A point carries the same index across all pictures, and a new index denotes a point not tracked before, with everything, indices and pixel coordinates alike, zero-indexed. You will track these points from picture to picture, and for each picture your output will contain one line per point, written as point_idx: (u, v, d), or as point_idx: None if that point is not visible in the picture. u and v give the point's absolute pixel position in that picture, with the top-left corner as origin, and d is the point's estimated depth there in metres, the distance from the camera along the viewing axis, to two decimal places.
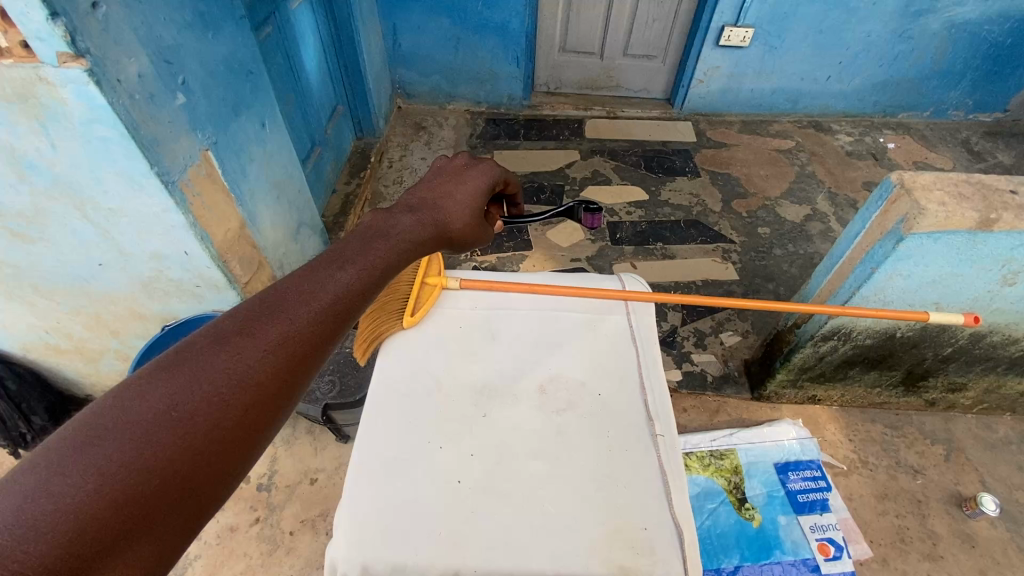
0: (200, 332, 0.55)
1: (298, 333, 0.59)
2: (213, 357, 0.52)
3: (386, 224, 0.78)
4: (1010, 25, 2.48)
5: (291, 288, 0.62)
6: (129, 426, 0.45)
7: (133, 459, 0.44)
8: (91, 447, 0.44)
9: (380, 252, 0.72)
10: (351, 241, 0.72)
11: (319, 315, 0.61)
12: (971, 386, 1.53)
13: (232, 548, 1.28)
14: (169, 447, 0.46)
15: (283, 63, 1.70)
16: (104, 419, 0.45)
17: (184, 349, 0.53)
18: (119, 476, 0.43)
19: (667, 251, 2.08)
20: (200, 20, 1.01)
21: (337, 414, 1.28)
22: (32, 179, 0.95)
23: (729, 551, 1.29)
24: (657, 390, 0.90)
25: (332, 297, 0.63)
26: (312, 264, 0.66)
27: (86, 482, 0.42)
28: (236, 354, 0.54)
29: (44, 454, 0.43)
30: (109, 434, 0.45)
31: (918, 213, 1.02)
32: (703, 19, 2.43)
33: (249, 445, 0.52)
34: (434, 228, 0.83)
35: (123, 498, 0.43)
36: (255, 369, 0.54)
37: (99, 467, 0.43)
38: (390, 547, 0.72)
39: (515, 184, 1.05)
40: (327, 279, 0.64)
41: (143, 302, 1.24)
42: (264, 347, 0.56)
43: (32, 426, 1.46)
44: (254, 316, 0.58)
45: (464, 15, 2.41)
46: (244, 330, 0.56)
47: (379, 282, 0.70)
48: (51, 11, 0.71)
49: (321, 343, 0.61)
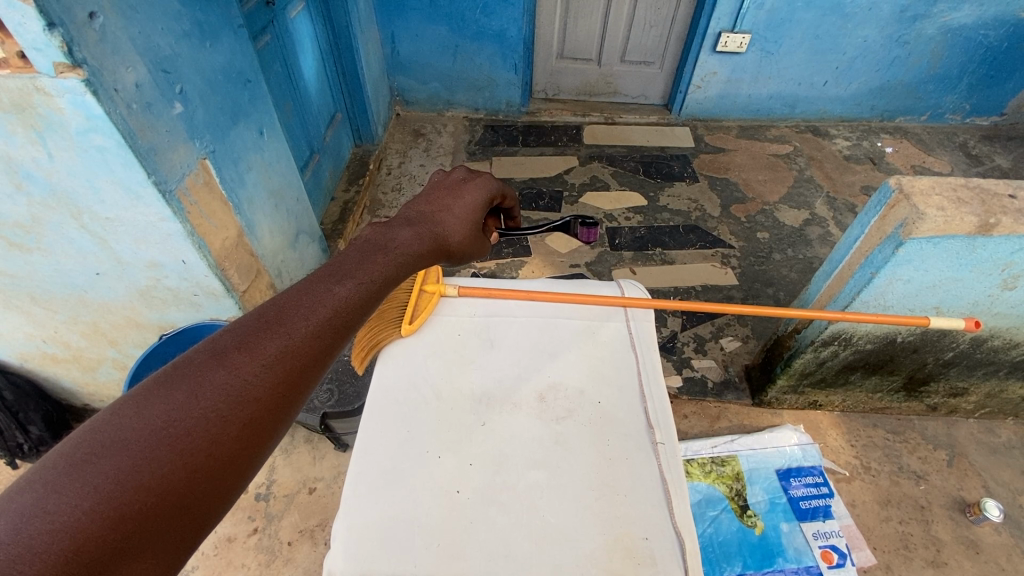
0: (198, 348, 0.54)
1: (296, 348, 0.58)
2: (212, 372, 0.52)
3: (385, 237, 0.77)
4: (1005, 30, 2.49)
5: (290, 303, 0.61)
6: (126, 443, 0.45)
7: (130, 477, 0.44)
8: (87, 465, 0.43)
9: (378, 265, 0.72)
10: (349, 255, 0.72)
11: (318, 329, 0.60)
12: (973, 390, 1.53)
13: (229, 558, 1.27)
14: (166, 464, 0.46)
15: (282, 71, 1.71)
16: (101, 436, 0.45)
17: (181, 365, 0.52)
18: (117, 495, 0.42)
19: (667, 256, 2.08)
20: (199, 30, 1.01)
21: (335, 423, 1.27)
22: (29, 189, 0.94)
23: (731, 558, 1.28)
24: (657, 397, 0.89)
25: (330, 312, 0.62)
26: (311, 278, 0.66)
27: (83, 501, 0.41)
28: (234, 370, 0.53)
29: (41, 472, 0.42)
30: (105, 452, 0.44)
31: (917, 218, 1.03)
32: (700, 24, 2.44)
33: (246, 461, 0.52)
34: (433, 241, 0.83)
35: (119, 517, 0.42)
36: (253, 383, 0.53)
37: (96, 485, 0.42)
38: (390, 557, 0.71)
39: (513, 196, 1.05)
40: (327, 293, 0.64)
41: (141, 310, 1.24)
42: (263, 362, 0.55)
43: (29, 436, 1.43)
44: (252, 331, 0.57)
45: (462, 23, 2.42)
46: (242, 344, 0.55)
47: (377, 296, 0.69)
48: (48, 22, 0.70)
49: (319, 357, 0.60)
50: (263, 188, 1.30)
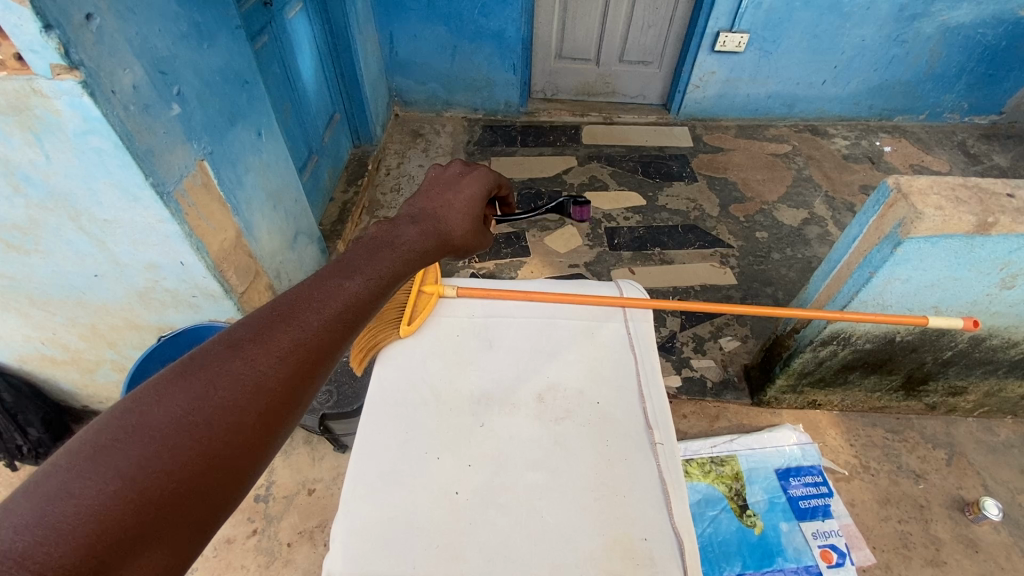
0: (214, 339, 0.54)
1: (309, 341, 0.58)
2: (228, 363, 0.52)
3: (391, 234, 0.77)
4: (1004, 29, 2.49)
5: (302, 296, 0.61)
6: (148, 430, 0.45)
7: (152, 463, 0.43)
8: (110, 450, 0.43)
9: (386, 262, 0.72)
10: (357, 251, 0.72)
11: (330, 323, 0.60)
12: (971, 389, 1.53)
13: (228, 560, 1.27)
14: (186, 451, 0.45)
15: (279, 71, 1.71)
16: (124, 422, 0.45)
17: (199, 356, 0.52)
18: (140, 480, 0.42)
19: (665, 256, 2.08)
20: (196, 31, 1.01)
21: (334, 424, 1.27)
22: (27, 191, 0.94)
23: (730, 558, 1.28)
24: (656, 397, 0.89)
25: (341, 306, 0.62)
26: (321, 273, 0.66)
27: (107, 485, 0.41)
28: (250, 361, 0.53)
29: (67, 457, 0.42)
30: (127, 438, 0.44)
31: (915, 217, 1.03)
32: (698, 24, 2.44)
33: (259, 452, 0.51)
34: (437, 237, 0.83)
35: (142, 501, 0.42)
36: (268, 375, 0.53)
37: (120, 470, 0.42)
38: (390, 559, 0.71)
39: (508, 186, 1.05)
40: (338, 287, 0.64)
41: (140, 311, 1.23)
42: (277, 354, 0.55)
43: (28, 438, 1.42)
44: (266, 323, 0.57)
45: (461, 24, 2.42)
46: (257, 336, 0.55)
47: (386, 292, 0.69)
48: (45, 24, 0.70)
49: (330, 351, 0.60)
50: (261, 190, 1.30)
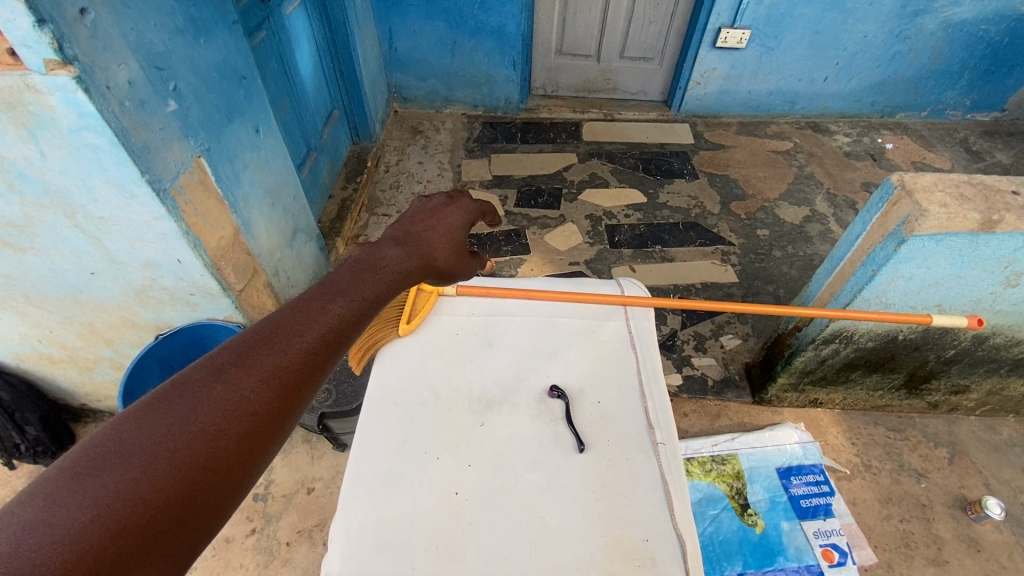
0: (196, 364, 0.53)
1: (292, 363, 0.57)
2: (210, 388, 0.51)
3: (375, 256, 0.77)
4: (1007, 25, 2.48)
5: (285, 319, 0.60)
6: (127, 455, 0.44)
7: (129, 489, 0.42)
8: (89, 478, 0.42)
9: (369, 284, 0.71)
10: (340, 273, 0.71)
11: (312, 345, 0.59)
12: (974, 387, 1.52)
13: (227, 559, 1.26)
14: (165, 477, 0.44)
15: (277, 68, 1.70)
16: (103, 448, 0.44)
17: (180, 380, 0.51)
18: (116, 508, 0.41)
19: (666, 254, 2.07)
20: (192, 26, 1.00)
21: (333, 423, 1.27)
22: (21, 188, 0.93)
23: (731, 558, 1.27)
24: (658, 397, 0.88)
25: (325, 328, 0.61)
26: (305, 296, 0.65)
27: (83, 513, 0.40)
28: (232, 384, 0.52)
29: (43, 485, 0.41)
30: (106, 465, 0.43)
31: (919, 215, 1.01)
32: (700, 20, 2.42)
33: (242, 476, 0.50)
34: (421, 259, 0.83)
35: (119, 530, 0.41)
36: (252, 398, 0.52)
37: (96, 498, 0.41)
38: (389, 561, 0.70)
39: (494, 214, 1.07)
40: (321, 309, 0.63)
41: (137, 310, 1.23)
42: (260, 377, 0.54)
43: (26, 436, 1.41)
44: (249, 347, 0.56)
45: (460, 20, 2.41)
46: (239, 360, 0.54)
47: (369, 313, 0.68)
48: (38, 18, 0.69)
49: (313, 373, 0.58)
50: (260, 187, 1.29)
